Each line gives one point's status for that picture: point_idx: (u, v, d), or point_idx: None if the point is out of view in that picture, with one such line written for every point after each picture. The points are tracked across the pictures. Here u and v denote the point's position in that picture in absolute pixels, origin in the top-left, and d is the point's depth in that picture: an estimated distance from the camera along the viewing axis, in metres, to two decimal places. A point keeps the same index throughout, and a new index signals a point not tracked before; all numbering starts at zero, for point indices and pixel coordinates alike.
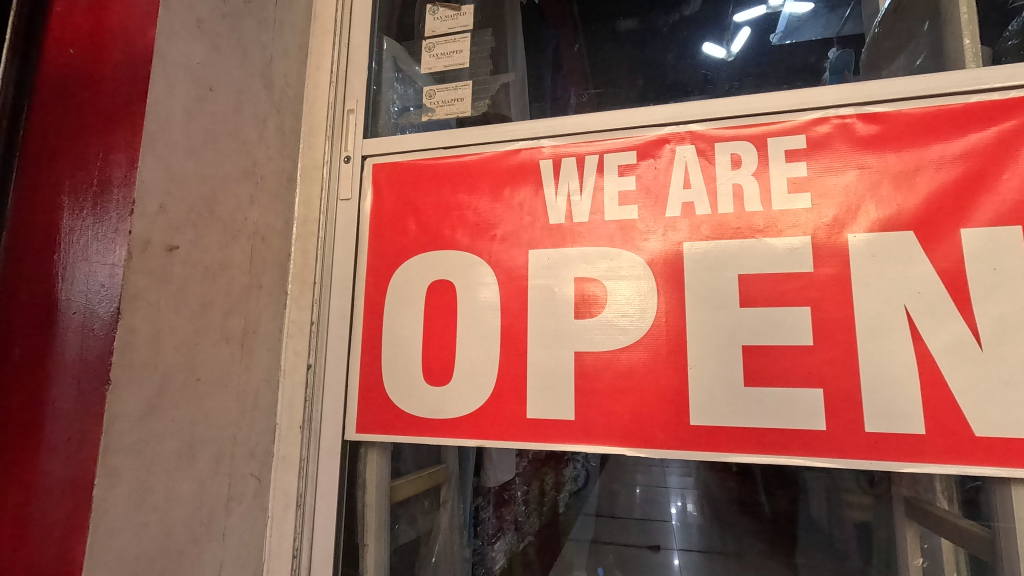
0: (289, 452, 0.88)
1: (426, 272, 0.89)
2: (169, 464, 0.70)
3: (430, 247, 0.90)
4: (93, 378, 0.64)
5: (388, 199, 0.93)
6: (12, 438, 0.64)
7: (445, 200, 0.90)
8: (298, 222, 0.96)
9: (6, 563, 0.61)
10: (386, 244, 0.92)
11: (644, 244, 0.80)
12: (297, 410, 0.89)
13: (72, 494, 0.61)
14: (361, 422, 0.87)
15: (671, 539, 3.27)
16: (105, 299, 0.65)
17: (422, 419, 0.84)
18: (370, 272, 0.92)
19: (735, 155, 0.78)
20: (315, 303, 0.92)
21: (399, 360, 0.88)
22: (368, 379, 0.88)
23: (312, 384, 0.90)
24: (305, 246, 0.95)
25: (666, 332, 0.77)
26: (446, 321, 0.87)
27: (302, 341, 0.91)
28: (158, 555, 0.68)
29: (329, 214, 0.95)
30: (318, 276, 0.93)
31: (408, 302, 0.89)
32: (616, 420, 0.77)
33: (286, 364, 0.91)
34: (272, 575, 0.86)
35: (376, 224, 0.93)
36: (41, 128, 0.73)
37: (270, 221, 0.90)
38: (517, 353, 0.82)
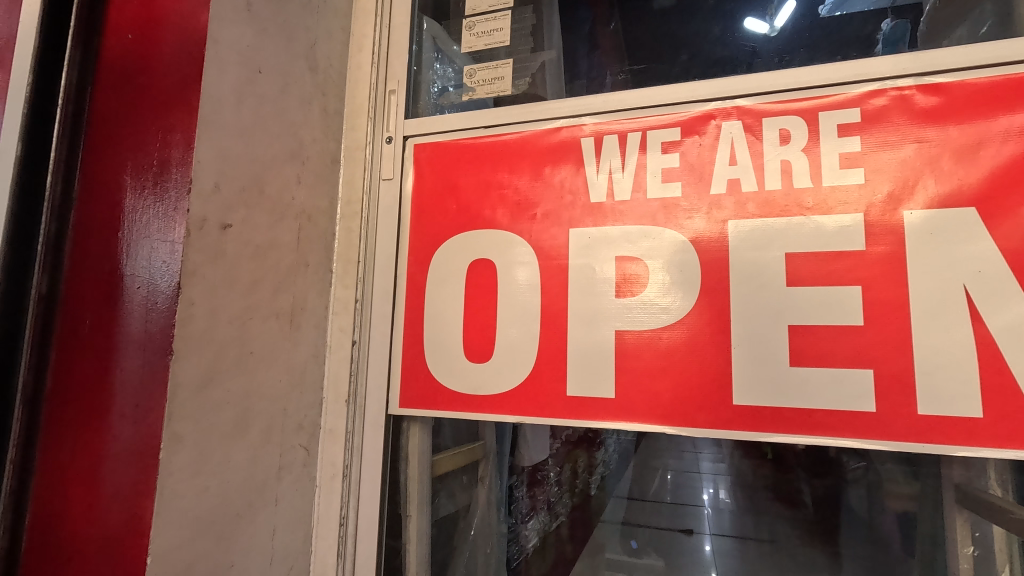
0: (335, 424, 0.91)
1: (467, 251, 0.90)
2: (226, 432, 0.74)
3: (470, 226, 0.91)
4: (157, 349, 0.67)
5: (429, 179, 0.94)
6: (86, 403, 0.69)
7: (485, 180, 0.91)
8: (342, 202, 0.98)
9: (83, 519, 0.66)
10: (428, 223, 0.93)
11: (687, 223, 0.79)
12: (343, 384, 0.92)
13: (140, 457, 0.65)
14: (404, 396, 0.90)
15: (703, 525, 3.26)
16: (166, 275, 0.69)
17: (464, 394, 0.86)
18: (413, 251, 0.93)
19: (784, 130, 0.76)
20: (359, 281, 0.94)
21: (441, 338, 0.89)
22: (411, 356, 0.90)
23: (357, 360, 0.92)
24: (349, 225, 0.97)
25: (708, 311, 0.76)
26: (487, 299, 0.88)
27: (347, 318, 0.94)
28: (218, 518, 0.72)
29: (371, 194, 0.97)
30: (361, 255, 0.95)
31: (449, 280, 0.90)
32: (657, 398, 0.77)
33: (332, 340, 0.94)
34: (320, 541, 0.89)
35: (418, 203, 0.94)
36: (103, 112, 0.76)
37: (315, 201, 0.92)
38: (557, 331, 0.83)
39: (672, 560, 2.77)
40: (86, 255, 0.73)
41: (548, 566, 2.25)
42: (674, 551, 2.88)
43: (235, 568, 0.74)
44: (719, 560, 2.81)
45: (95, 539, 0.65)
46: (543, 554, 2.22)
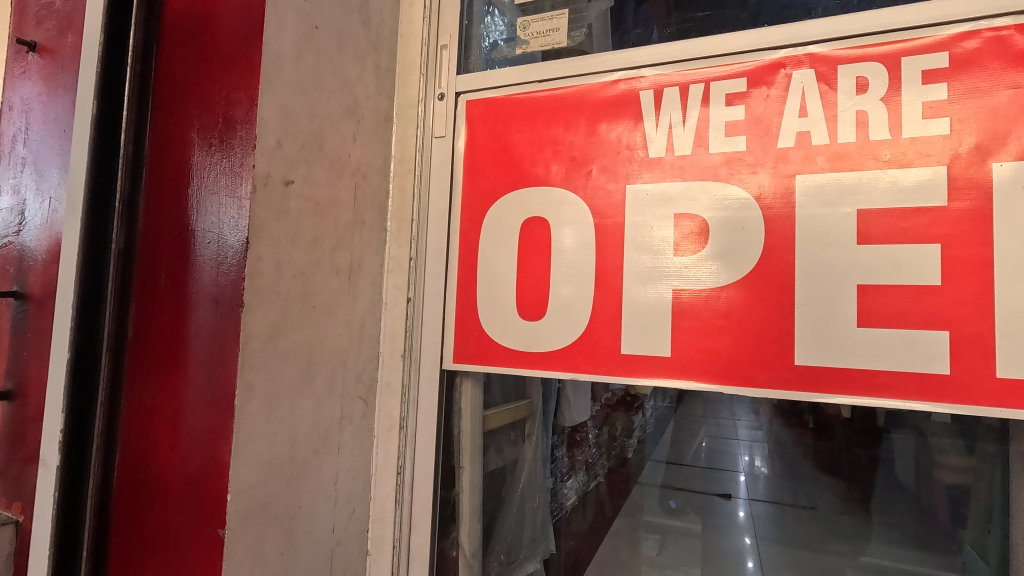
0: (391, 378, 0.94)
1: (520, 209, 0.90)
2: (293, 382, 0.77)
3: (524, 184, 0.90)
4: (229, 302, 0.70)
5: (482, 136, 0.93)
6: (166, 352, 0.73)
7: (540, 136, 0.90)
8: (395, 161, 0.98)
9: (168, 459, 0.71)
10: (481, 181, 0.93)
11: (752, 178, 0.76)
12: (399, 340, 0.94)
13: (217, 403, 0.69)
14: (458, 352, 0.91)
15: (741, 490, 3.25)
16: (235, 230, 0.71)
17: (517, 351, 0.87)
18: (466, 208, 0.94)
19: (861, 78, 0.71)
20: (413, 239, 0.95)
21: (494, 295, 0.90)
22: (464, 313, 0.92)
23: (411, 316, 0.94)
24: (403, 184, 0.97)
25: (771, 269, 0.74)
26: (540, 258, 0.88)
27: (402, 276, 0.95)
28: (288, 461, 0.76)
29: (424, 152, 0.97)
30: (415, 213, 0.96)
31: (502, 238, 0.90)
32: (715, 358, 0.76)
33: (388, 298, 0.96)
34: (379, 488, 0.93)
35: (471, 161, 0.94)
36: (169, 71, 0.78)
37: (371, 160, 0.93)
38: (612, 289, 0.82)
39: (710, 522, 2.80)
40: (159, 211, 0.76)
41: (587, 524, 2.30)
42: (710, 513, 2.90)
43: (304, 509, 0.79)
44: (758, 524, 2.82)
45: (179, 476, 0.70)
46: (582, 512, 2.27)
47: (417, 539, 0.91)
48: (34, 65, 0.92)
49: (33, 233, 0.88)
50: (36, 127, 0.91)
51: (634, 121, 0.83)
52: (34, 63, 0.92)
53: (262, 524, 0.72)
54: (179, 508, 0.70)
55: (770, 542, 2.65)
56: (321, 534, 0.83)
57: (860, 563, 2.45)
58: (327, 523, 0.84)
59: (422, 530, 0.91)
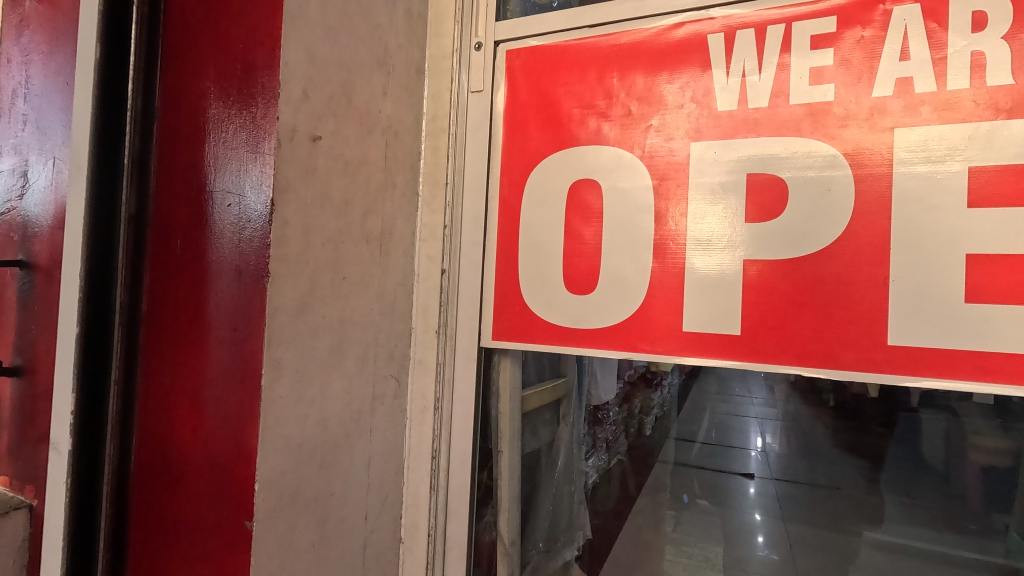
0: (425, 355, 0.87)
1: (566, 172, 0.81)
2: (323, 360, 0.70)
3: (570, 143, 0.81)
4: (252, 272, 0.63)
5: (525, 90, 0.85)
6: (184, 326, 0.66)
7: (591, 89, 0.80)
8: (427, 118, 0.89)
9: (190, 443, 0.65)
10: (522, 140, 0.84)
11: (840, 132, 0.67)
12: (433, 314, 0.87)
13: (242, 382, 0.62)
14: (497, 328, 0.84)
15: (761, 468, 3.19)
16: (258, 191, 0.63)
17: (564, 328, 0.80)
18: (504, 171, 0.85)
19: (977, 14, 0.61)
20: (448, 205, 0.87)
21: (537, 266, 0.82)
22: (504, 286, 0.84)
23: (446, 289, 0.87)
24: (436, 144, 0.89)
25: (863, 237, 0.65)
26: (589, 225, 0.79)
27: (436, 246, 0.87)
28: (318, 446, 0.69)
29: (459, 109, 0.88)
30: (449, 176, 0.87)
31: (546, 203, 0.82)
32: (792, 336, 0.68)
33: (421, 269, 0.88)
34: (412, 472, 0.87)
35: (510, 119, 0.85)
36: (179, 12, 0.69)
37: (402, 117, 0.84)
38: (673, 259, 0.74)
39: (731, 500, 2.75)
40: (173, 170, 0.69)
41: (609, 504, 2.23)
42: (731, 493, 2.84)
43: (336, 496, 0.73)
44: (781, 503, 2.77)
45: (202, 462, 0.64)
46: (605, 489, 2.22)
47: (454, 526, 0.85)
48: (32, 12, 0.84)
49: (37, 199, 0.81)
50: (36, 82, 0.83)
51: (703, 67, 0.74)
52: (32, 10, 0.84)
53: (293, 514, 0.66)
54: (203, 496, 0.64)
55: (794, 523, 2.59)
56: (353, 522, 0.76)
57: (886, 543, 2.41)
58: (359, 511, 0.78)
59: (459, 517, 0.85)
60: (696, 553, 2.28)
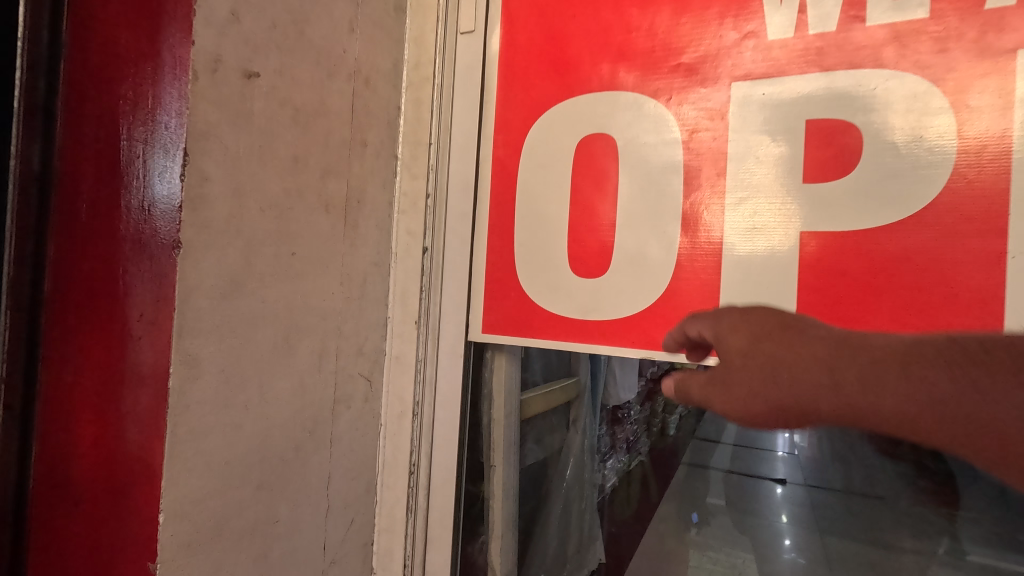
0: (403, 351, 0.72)
1: (574, 125, 0.65)
2: (263, 355, 0.56)
3: (580, 90, 0.66)
4: (158, 243, 0.48)
5: (526, 28, 0.69)
6: (53, 312, 0.50)
7: (605, 23, 0.64)
8: (409, 65, 0.74)
9: (74, 461, 0.50)
10: (520, 88, 0.69)
11: (939, 61, 0.50)
12: (412, 302, 0.72)
13: (145, 386, 0.48)
14: (488, 319, 0.69)
15: (790, 471, 3.00)
16: (168, 138, 0.49)
17: (569, 319, 0.64)
18: (498, 127, 0.70)
19: None
20: (431, 170, 0.72)
21: (538, 244, 0.67)
22: (497, 267, 0.69)
23: (429, 272, 0.72)
24: (419, 95, 0.73)
25: (968, 201, 0.49)
26: (602, 192, 0.64)
27: (417, 219, 0.72)
28: (257, 463, 0.56)
29: (446, 53, 0.73)
30: (433, 133, 0.72)
31: (549, 165, 0.67)
32: (867, 332, 0.51)
33: (399, 247, 0.73)
34: (387, 489, 0.73)
35: (507, 64, 0.70)
36: None
37: (377, 62, 0.69)
38: (708, 232, 0.58)
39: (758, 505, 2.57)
40: None
41: (626, 509, 2.07)
42: (758, 497, 2.66)
43: (282, 523, 0.59)
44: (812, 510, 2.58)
45: (94, 483, 0.50)
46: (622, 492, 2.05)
47: (435, 555, 0.71)
48: None
49: None
50: None
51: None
52: None
53: (220, 548, 0.53)
54: (100, 525, 0.50)
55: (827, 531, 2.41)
56: (308, 552, 0.63)
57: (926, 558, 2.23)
58: (316, 538, 0.64)
59: (441, 545, 0.71)
60: (722, 560, 2.07)
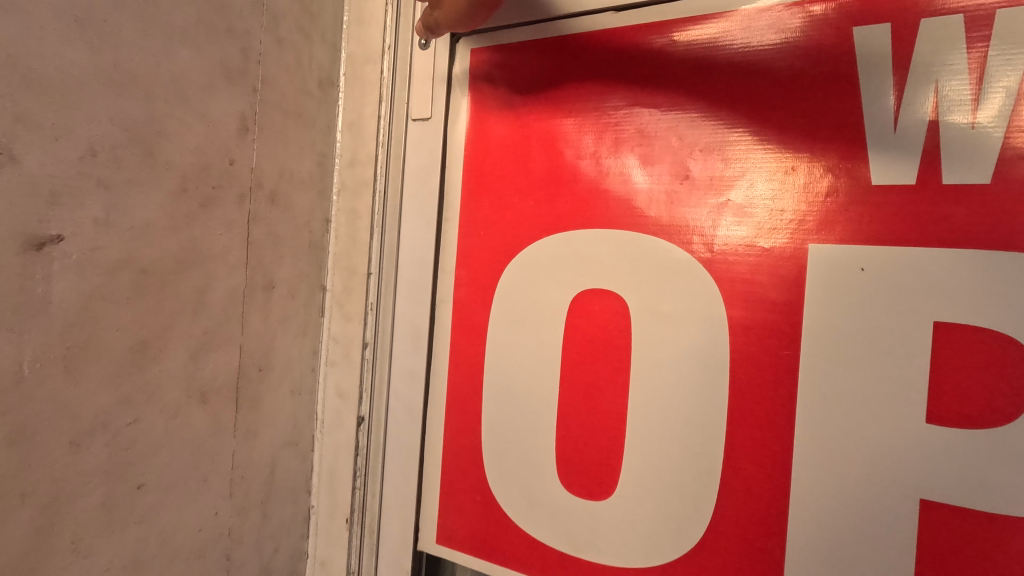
0: (330, 556, 0.53)
1: (566, 271, 0.45)
2: None
3: (576, 220, 0.45)
4: None
5: (503, 122, 0.48)
6: None
7: (616, 124, 0.44)
8: (342, 159, 0.54)
9: None
10: (492, 206, 0.48)
11: None
12: (343, 491, 0.53)
13: None
14: (446, 527, 0.50)
15: None
16: None
17: (557, 554, 0.45)
18: (461, 258, 0.50)
19: None
20: (370, 311, 0.52)
21: (515, 434, 0.47)
22: (458, 457, 0.49)
23: (365, 451, 0.52)
24: (355, 205, 0.53)
25: None
26: (613, 376, 0.43)
27: (350, 377, 0.53)
28: None
29: (392, 147, 0.52)
30: (374, 260, 0.52)
31: (530, 323, 0.47)
32: None
33: (325, 413, 0.53)
34: None
35: (474, 170, 0.49)
36: None
37: (290, 167, 0.49)
38: (771, 464, 0.38)
39: None
40: None
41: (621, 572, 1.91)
42: None
43: None
44: None
45: None
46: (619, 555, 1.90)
47: None
48: None
49: None
50: None
51: (850, 91, 0.37)
52: None
53: None
54: None
55: None
56: None
57: None
58: None
59: None
60: None
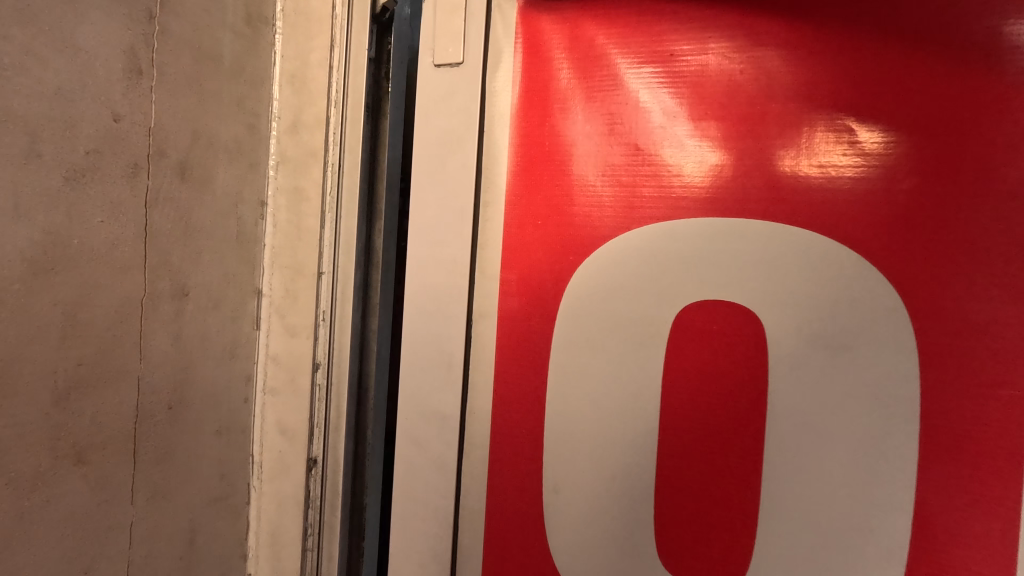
0: None
1: (665, 278, 0.33)
2: None
3: (678, 202, 0.33)
4: None
5: (578, 69, 0.35)
6: None
7: (754, 73, 0.32)
8: (281, 122, 0.41)
9: None
10: (555, 182, 0.36)
11: None
12: (289, 556, 0.41)
13: None
14: None
15: None
16: None
17: None
18: (509, 257, 0.37)
19: None
20: (324, 321, 0.40)
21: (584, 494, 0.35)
22: (508, 526, 0.37)
23: (320, 503, 0.40)
24: (300, 183, 0.41)
25: None
26: (736, 427, 0.32)
27: (297, 408, 0.40)
28: None
29: (349, 109, 0.40)
30: (328, 255, 0.40)
31: (613, 343, 0.34)
32: None
33: (264, 454, 0.41)
34: None
35: (527, 133, 0.36)
36: None
37: (208, 130, 0.36)
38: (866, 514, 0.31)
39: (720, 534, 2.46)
40: None
41: None
42: None
43: None
44: None
45: None
46: None
47: None
48: None
49: None
50: None
51: None
52: None
53: None
54: None
55: None
56: None
57: None
58: None
59: None
60: None
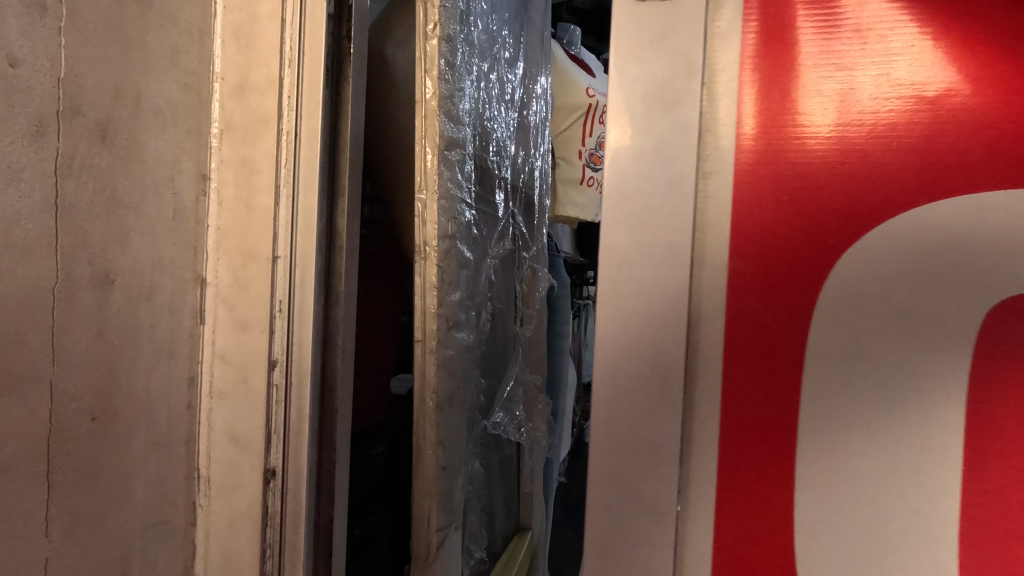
0: None
1: (982, 265, 0.23)
2: None
3: (994, 157, 0.23)
4: None
5: None
6: None
7: None
8: (225, 83, 0.36)
9: None
10: (857, 109, 0.25)
11: None
12: None
13: None
14: None
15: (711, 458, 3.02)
16: None
17: None
18: (743, 237, 0.26)
19: None
20: (281, 313, 0.35)
21: (834, 558, 0.25)
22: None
23: (279, 521, 0.35)
24: (250, 154, 0.35)
25: None
26: None
27: (251, 412, 0.35)
28: None
29: (307, 70, 0.35)
30: (285, 237, 0.35)
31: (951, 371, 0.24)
32: None
33: (211, 467, 0.36)
34: None
35: (811, 39, 0.25)
36: None
37: (135, 86, 0.30)
38: None
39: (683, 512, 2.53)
40: None
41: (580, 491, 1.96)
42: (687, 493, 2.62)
43: None
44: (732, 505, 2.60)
45: None
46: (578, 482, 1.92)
47: None
48: None
49: None
50: None
51: None
52: None
53: None
54: None
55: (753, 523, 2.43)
56: None
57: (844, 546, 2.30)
58: None
59: None
60: None
